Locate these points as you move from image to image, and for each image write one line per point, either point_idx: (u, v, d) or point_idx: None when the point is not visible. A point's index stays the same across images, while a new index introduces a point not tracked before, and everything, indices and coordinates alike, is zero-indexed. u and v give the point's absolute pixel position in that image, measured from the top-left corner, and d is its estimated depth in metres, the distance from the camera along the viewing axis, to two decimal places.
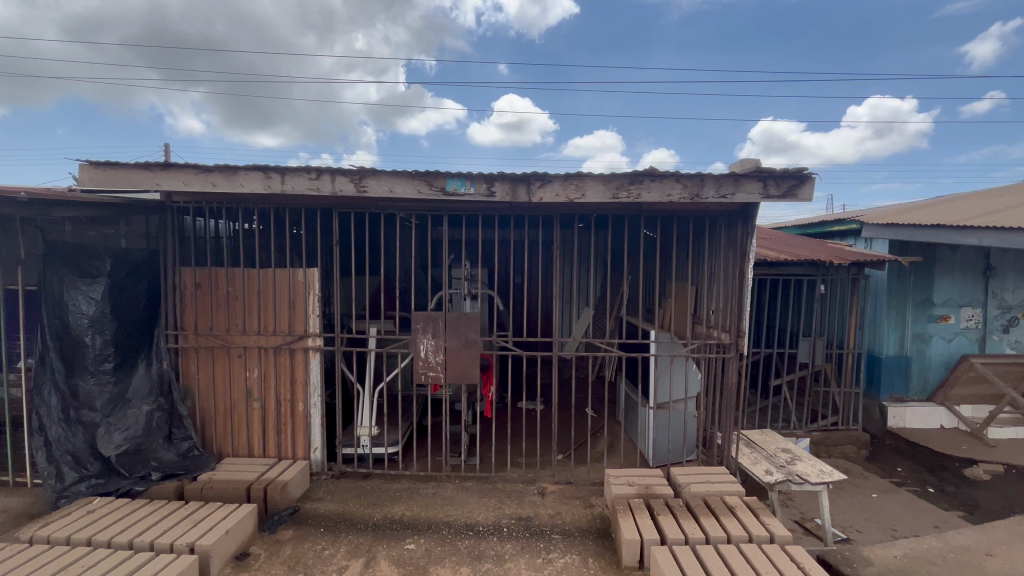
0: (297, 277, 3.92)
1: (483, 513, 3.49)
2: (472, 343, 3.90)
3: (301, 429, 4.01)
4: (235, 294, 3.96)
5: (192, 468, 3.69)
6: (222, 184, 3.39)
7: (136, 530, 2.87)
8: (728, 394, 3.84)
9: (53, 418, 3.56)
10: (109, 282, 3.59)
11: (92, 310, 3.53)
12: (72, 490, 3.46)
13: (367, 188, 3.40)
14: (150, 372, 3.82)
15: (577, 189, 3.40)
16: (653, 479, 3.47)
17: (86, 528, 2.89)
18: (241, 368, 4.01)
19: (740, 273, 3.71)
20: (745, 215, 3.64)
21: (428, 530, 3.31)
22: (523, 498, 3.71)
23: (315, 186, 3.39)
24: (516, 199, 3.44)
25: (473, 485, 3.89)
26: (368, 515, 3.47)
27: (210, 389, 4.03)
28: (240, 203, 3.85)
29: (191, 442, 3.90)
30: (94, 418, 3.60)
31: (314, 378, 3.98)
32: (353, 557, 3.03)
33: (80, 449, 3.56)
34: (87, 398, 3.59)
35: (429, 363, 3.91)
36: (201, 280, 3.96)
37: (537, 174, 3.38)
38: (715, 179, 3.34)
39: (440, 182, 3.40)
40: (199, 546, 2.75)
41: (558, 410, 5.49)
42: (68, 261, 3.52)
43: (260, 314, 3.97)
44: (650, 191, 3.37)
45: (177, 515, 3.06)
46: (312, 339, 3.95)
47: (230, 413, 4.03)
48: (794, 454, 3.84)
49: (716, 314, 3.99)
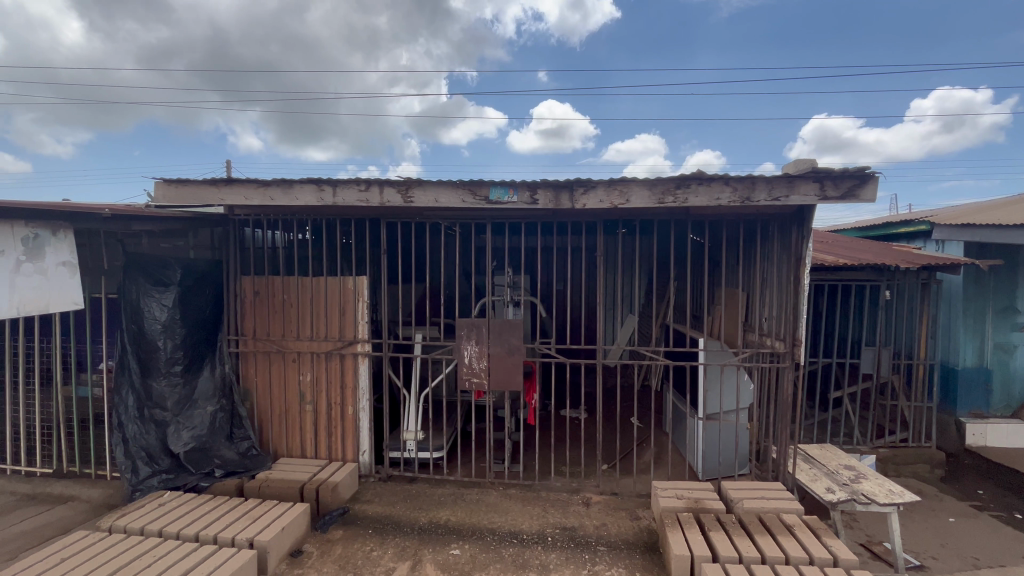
0: (348, 285, 4.07)
1: (527, 522, 3.48)
2: (516, 350, 3.91)
3: (350, 432, 4.15)
4: (290, 302, 4.17)
5: (251, 467, 3.93)
6: (280, 197, 3.60)
7: (201, 523, 3.06)
8: (784, 406, 3.63)
9: (130, 416, 3.84)
10: (179, 290, 3.86)
11: (164, 316, 3.81)
12: (146, 483, 3.73)
13: (413, 198, 3.49)
14: (214, 375, 4.09)
15: (621, 195, 3.36)
16: (702, 493, 3.36)
17: (158, 520, 3.10)
18: (295, 372, 4.20)
19: (795, 281, 3.52)
20: (801, 218, 3.45)
21: (472, 537, 3.32)
22: (567, 508, 3.66)
23: (365, 197, 3.52)
24: (559, 206, 3.43)
25: (516, 493, 3.89)
26: (414, 518, 3.53)
27: (266, 391, 4.25)
28: (296, 214, 4.06)
29: (249, 442, 4.13)
30: (165, 417, 3.85)
31: (363, 383, 4.12)
32: (400, 560, 3.09)
33: (152, 446, 3.82)
34: (159, 398, 3.85)
35: (472, 369, 3.96)
36: (260, 288, 4.20)
37: (580, 180, 3.37)
38: (767, 181, 3.21)
39: (484, 191, 3.44)
40: (258, 542, 2.89)
41: (603, 420, 5.41)
42: (144, 272, 3.81)
43: (314, 321, 4.15)
44: (697, 195, 3.28)
45: (238, 511, 3.23)
46: (361, 344, 4.09)
47: (286, 415, 4.23)
48: (858, 472, 3.59)
49: (770, 321, 3.81)
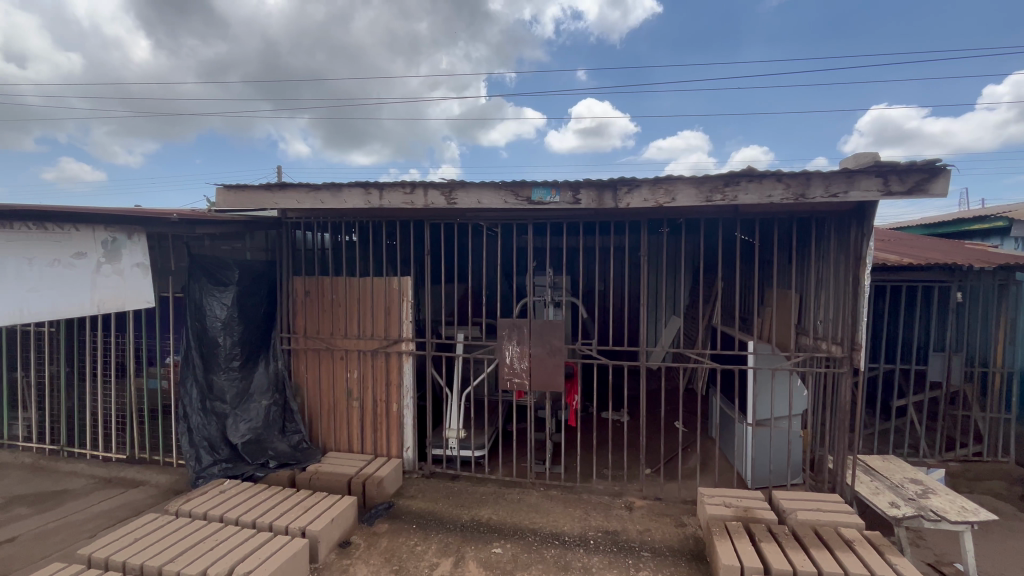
0: (393, 285, 4.18)
1: (569, 524, 3.46)
2: (557, 350, 3.90)
3: (395, 429, 4.26)
4: (338, 301, 4.32)
5: (301, 459, 4.09)
6: (329, 200, 3.74)
7: (257, 511, 3.22)
8: (843, 413, 3.43)
9: (194, 408, 4.09)
10: (237, 289, 4.07)
11: (224, 314, 4.03)
12: (208, 471, 3.96)
13: (456, 200, 3.55)
14: (269, 371, 4.31)
15: (667, 194, 3.29)
16: (752, 502, 3.23)
17: (219, 506, 3.30)
18: (343, 369, 4.35)
19: (854, 281, 3.32)
20: (861, 214, 3.25)
21: (514, 536, 3.34)
22: (610, 511, 3.61)
23: (409, 200, 3.60)
24: (602, 206, 3.40)
25: (558, 494, 3.88)
26: (456, 515, 3.59)
27: (316, 387, 4.43)
28: (344, 217, 4.21)
29: (300, 436, 4.32)
30: (224, 409, 4.08)
31: (407, 380, 4.22)
32: (443, 555, 3.14)
33: (213, 436, 4.05)
34: (219, 391, 4.08)
35: (514, 369, 3.98)
36: (310, 288, 4.40)
37: (624, 179, 3.33)
38: (824, 177, 3.05)
39: (526, 192, 3.45)
40: (310, 531, 3.02)
41: (646, 423, 5.31)
42: (206, 272, 4.05)
43: (360, 320, 4.29)
44: (747, 192, 3.16)
45: (291, 501, 3.38)
46: (406, 343, 4.19)
47: (334, 410, 4.39)
48: (926, 487, 3.36)
49: (826, 324, 3.62)
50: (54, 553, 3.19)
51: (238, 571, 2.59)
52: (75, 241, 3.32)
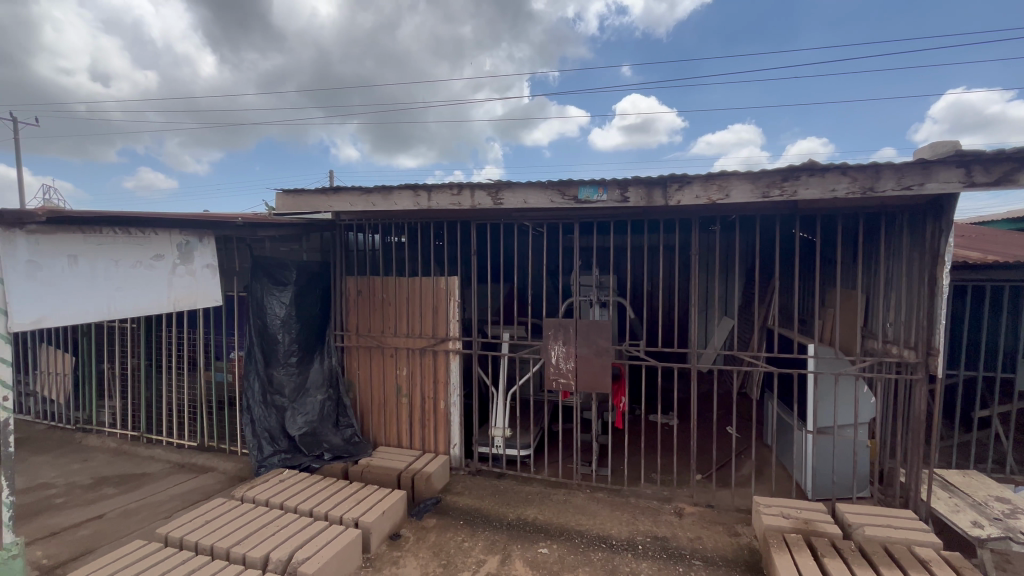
0: (440, 285, 4.26)
1: (616, 527, 3.40)
2: (604, 351, 3.84)
3: (442, 425, 4.34)
4: (388, 300, 4.46)
5: (354, 452, 4.25)
6: (380, 203, 3.87)
7: (314, 500, 3.38)
8: (916, 423, 3.19)
9: (256, 400, 4.33)
10: (295, 289, 4.28)
11: (283, 312, 4.25)
12: (269, 461, 4.18)
13: (503, 200, 3.57)
14: (323, 367, 4.50)
15: (720, 190, 3.17)
16: (813, 514, 3.06)
17: (280, 494, 3.48)
18: (392, 366, 4.49)
19: (930, 281, 3.07)
20: (937, 208, 3.01)
21: (560, 537, 3.32)
22: (658, 517, 3.52)
23: (457, 201, 3.66)
24: (651, 204, 3.32)
25: (605, 497, 3.82)
26: (502, 514, 3.61)
27: (368, 384, 4.59)
28: (394, 219, 4.34)
29: (353, 430, 4.49)
30: (283, 403, 4.30)
31: (453, 378, 4.29)
32: (490, 553, 3.17)
33: (273, 428, 4.28)
34: (279, 385, 4.30)
35: (560, 369, 3.96)
36: (362, 288, 4.56)
37: (675, 176, 3.23)
38: (896, 169, 2.84)
39: (573, 191, 3.43)
40: (363, 522, 3.13)
41: (696, 427, 5.14)
42: (266, 273, 4.27)
43: (409, 318, 4.40)
44: (808, 187, 2.99)
45: (345, 492, 3.52)
46: (452, 342, 4.27)
47: (384, 406, 4.53)
48: (1015, 506, 3.07)
49: (897, 327, 3.37)
50: (136, 531, 3.48)
51: (297, 557, 2.72)
52: (154, 243, 3.58)
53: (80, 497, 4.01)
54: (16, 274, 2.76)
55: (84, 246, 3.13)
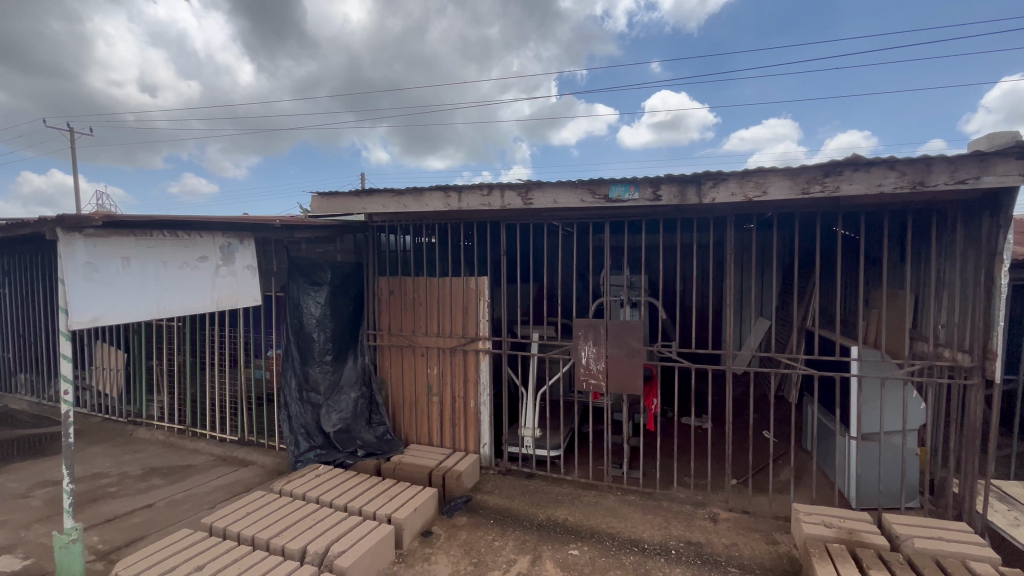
0: (470, 285, 4.29)
1: (648, 531, 3.35)
2: (635, 352, 3.79)
3: (472, 425, 4.38)
4: (419, 300, 4.52)
5: (386, 449, 4.33)
6: (412, 204, 3.93)
7: (349, 496, 3.46)
8: (971, 431, 3.01)
9: (293, 397, 4.46)
10: (330, 289, 4.40)
11: (319, 312, 4.38)
12: (305, 456, 4.31)
13: (533, 200, 3.57)
14: (357, 365, 4.60)
15: (757, 187, 3.07)
16: (857, 524, 2.93)
17: (316, 488, 3.58)
18: (423, 365, 4.55)
19: (987, 280, 2.90)
20: (995, 203, 2.84)
21: (591, 539, 3.30)
22: (692, 522, 3.45)
23: (487, 201, 3.68)
24: (684, 202, 3.25)
25: (636, 500, 3.77)
26: (532, 514, 3.61)
27: (400, 382, 4.67)
28: (425, 220, 4.40)
29: (385, 427, 4.57)
30: (318, 400, 4.42)
31: (484, 378, 4.31)
32: (521, 553, 3.17)
33: (309, 424, 4.41)
34: (314, 382, 4.43)
35: (590, 370, 3.93)
36: (394, 288, 4.64)
37: (709, 173, 3.16)
38: (949, 162, 2.69)
39: (604, 190, 3.40)
40: (395, 518, 3.18)
41: (731, 431, 5.01)
42: (303, 274, 4.41)
43: (439, 318, 4.45)
44: (852, 182, 2.87)
45: (378, 488, 3.59)
46: (482, 341, 4.29)
47: (415, 404, 4.60)
48: None
49: (949, 329, 3.20)
50: (182, 520, 3.65)
51: (333, 551, 2.79)
52: (199, 246, 3.74)
53: (132, 486, 4.23)
54: (75, 275, 2.94)
55: (135, 248, 3.29)
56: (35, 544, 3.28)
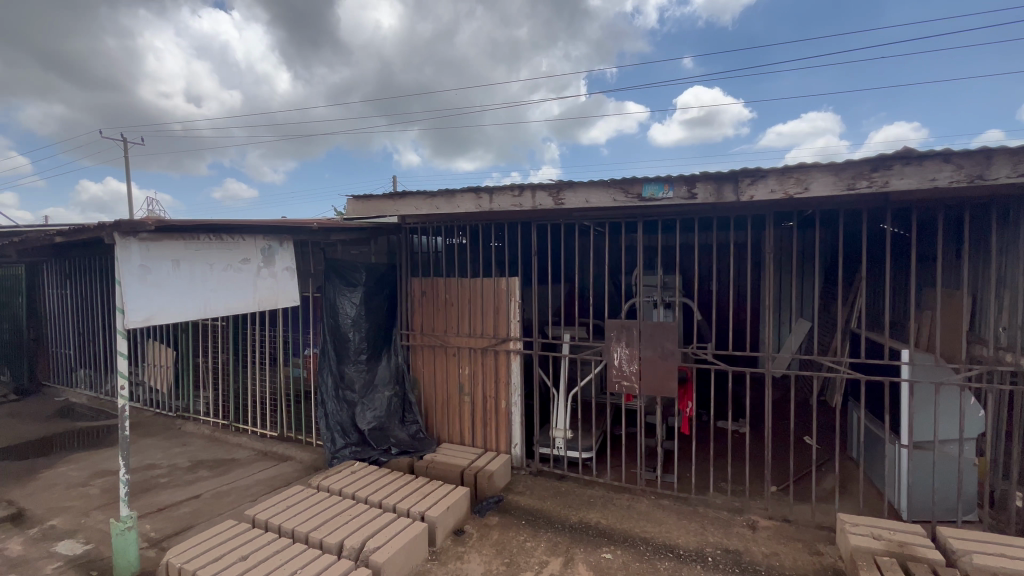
0: (501, 285, 4.31)
1: (683, 537, 3.27)
2: (670, 353, 3.71)
3: (503, 425, 4.39)
4: (451, 300, 4.57)
5: (419, 448, 4.40)
6: (444, 206, 3.98)
7: (383, 492, 3.53)
8: None
9: (329, 395, 4.59)
10: (364, 290, 4.51)
11: (354, 312, 4.49)
12: (341, 452, 4.42)
13: (564, 200, 3.55)
14: (390, 364, 4.69)
15: (799, 183, 2.96)
16: (908, 537, 2.78)
17: (351, 485, 3.67)
18: (455, 365, 4.59)
19: None
20: None
21: (624, 543, 3.25)
22: (729, 529, 3.35)
23: (518, 202, 3.69)
24: (721, 200, 3.17)
25: (670, 504, 3.70)
26: (564, 516, 3.59)
27: (432, 382, 4.73)
28: (457, 221, 4.44)
29: (418, 426, 4.64)
30: (354, 398, 4.53)
31: (515, 379, 4.32)
32: (553, 554, 3.16)
33: (345, 421, 4.52)
34: (350, 381, 4.54)
35: (623, 372, 3.88)
36: (426, 288, 4.70)
37: (747, 170, 3.07)
38: (1011, 154, 2.52)
39: (637, 188, 3.35)
40: (428, 516, 3.23)
41: (770, 436, 4.84)
42: (339, 275, 4.53)
43: (471, 318, 4.49)
44: (902, 177, 2.73)
45: (411, 486, 3.64)
46: (513, 342, 4.30)
47: (447, 404, 4.65)
48: None
49: (1012, 332, 3.00)
50: (227, 512, 3.80)
51: (369, 546, 2.85)
52: (242, 248, 3.90)
53: (181, 477, 4.44)
54: (130, 277, 3.11)
55: (184, 251, 3.46)
56: (94, 530, 3.49)
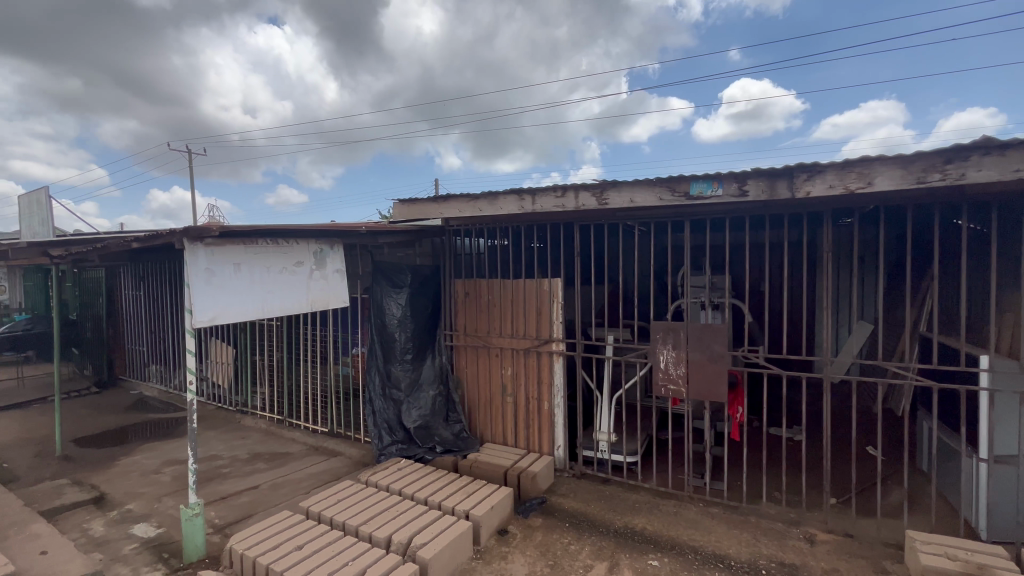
0: (543, 287, 4.30)
1: (734, 547, 3.16)
2: (719, 357, 3.59)
3: (546, 427, 4.38)
4: (493, 301, 4.61)
5: (463, 447, 4.46)
6: (487, 208, 4.03)
7: (429, 490, 3.60)
8: None
9: (377, 393, 4.73)
10: (409, 291, 4.63)
11: (400, 312, 4.61)
12: (387, 449, 4.54)
13: (608, 200, 3.51)
14: (435, 364, 4.79)
15: (861, 178, 2.79)
16: (989, 558, 2.57)
17: (398, 481, 3.77)
18: (498, 366, 4.63)
19: None
20: None
21: (672, 550, 3.17)
22: (784, 541, 3.20)
23: (561, 203, 3.67)
24: (774, 197, 3.04)
25: (720, 513, 3.57)
26: (609, 520, 3.54)
27: (475, 382, 4.79)
28: (499, 223, 4.48)
29: (461, 425, 4.71)
30: (400, 396, 4.65)
31: (557, 380, 4.30)
32: (598, 559, 3.12)
33: (391, 419, 4.64)
34: (396, 380, 4.66)
35: (669, 375, 3.78)
36: (468, 289, 4.77)
37: (803, 165, 2.92)
38: None
39: (684, 187, 3.27)
40: (472, 514, 3.27)
41: (829, 445, 4.59)
42: (385, 277, 4.67)
43: (513, 319, 4.51)
44: (981, 168, 2.51)
45: (456, 484, 3.70)
46: (556, 343, 4.28)
47: (490, 404, 4.69)
48: None
49: None
50: (283, 503, 4.00)
51: (416, 542, 2.92)
52: (296, 252, 4.09)
53: (241, 468, 4.71)
54: (198, 279, 3.33)
55: (244, 254, 3.66)
56: (165, 514, 3.76)
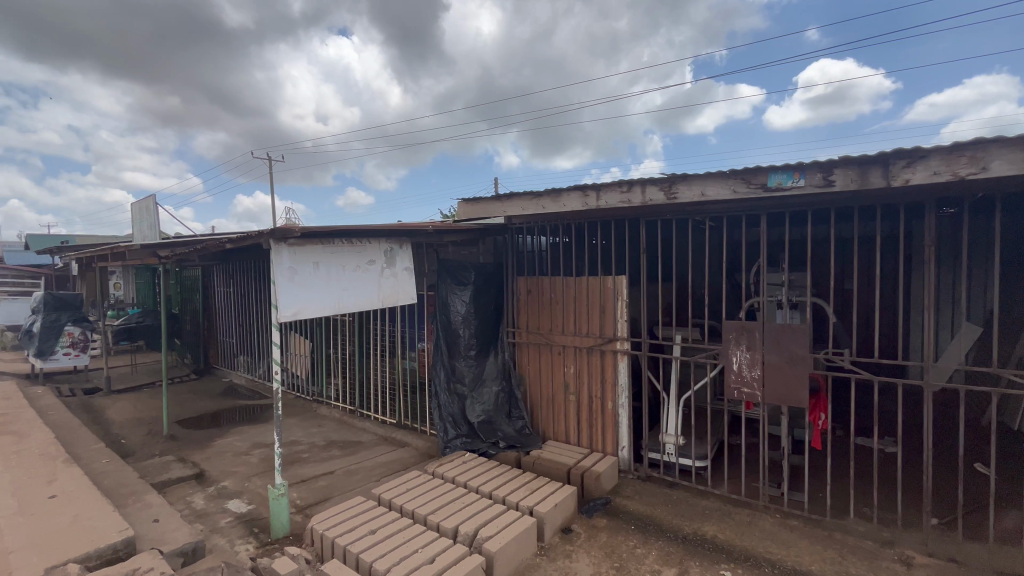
0: (607, 285, 4.23)
1: (818, 564, 2.94)
2: (799, 359, 3.36)
3: (610, 427, 4.31)
4: (556, 299, 4.60)
5: (526, 443, 4.49)
6: (550, 205, 4.03)
7: (493, 484, 3.66)
8: None
9: (442, 387, 4.86)
10: (473, 289, 4.72)
11: (464, 309, 4.72)
12: (452, 442, 4.66)
13: (677, 195, 3.39)
14: (498, 361, 4.86)
15: (973, 163, 2.49)
16: None
17: (463, 474, 3.86)
18: (561, 364, 4.61)
19: None
20: None
21: (746, 561, 3.01)
22: (876, 562, 2.94)
23: (627, 198, 3.60)
24: (866, 186, 2.80)
25: (800, 525, 3.35)
26: (677, 525, 3.43)
27: (538, 379, 4.80)
28: (562, 220, 4.46)
29: (524, 422, 4.74)
30: (464, 391, 4.75)
31: (622, 380, 4.22)
32: (666, 564, 3.03)
33: (456, 413, 4.76)
34: (460, 375, 4.77)
35: (743, 378, 3.59)
36: (531, 287, 4.79)
37: (901, 151, 2.66)
38: None
39: (761, 179, 3.09)
40: (536, 511, 3.29)
41: (928, 460, 4.16)
42: (450, 275, 4.79)
43: (576, 317, 4.47)
44: None
45: (519, 480, 3.74)
46: (620, 342, 4.20)
47: (553, 402, 4.68)
48: None
49: None
50: (356, 488, 4.23)
51: (482, 534, 2.98)
52: (368, 251, 4.29)
53: (319, 454, 5.03)
54: (282, 277, 3.59)
55: (322, 253, 3.90)
56: (255, 492, 4.10)
